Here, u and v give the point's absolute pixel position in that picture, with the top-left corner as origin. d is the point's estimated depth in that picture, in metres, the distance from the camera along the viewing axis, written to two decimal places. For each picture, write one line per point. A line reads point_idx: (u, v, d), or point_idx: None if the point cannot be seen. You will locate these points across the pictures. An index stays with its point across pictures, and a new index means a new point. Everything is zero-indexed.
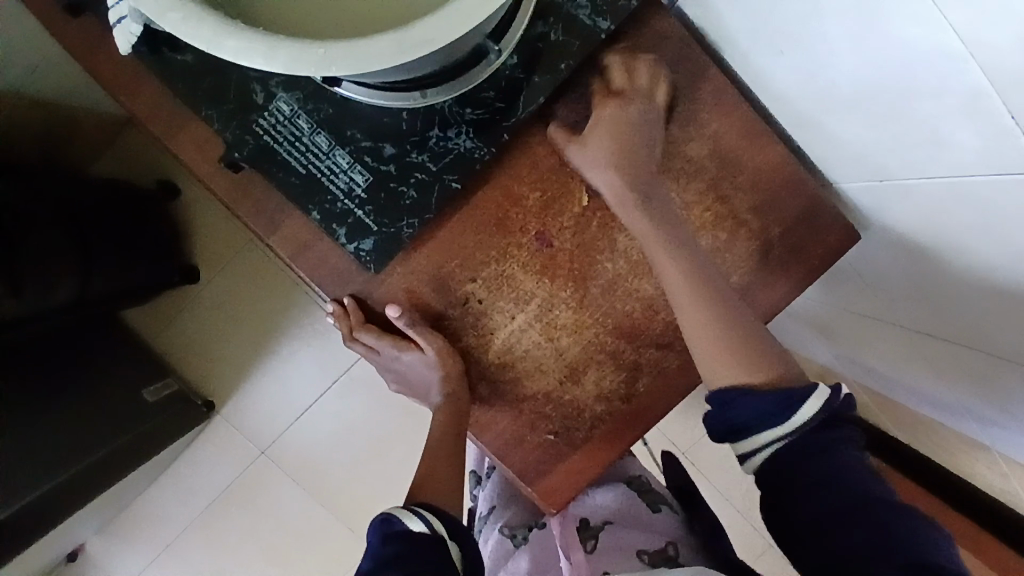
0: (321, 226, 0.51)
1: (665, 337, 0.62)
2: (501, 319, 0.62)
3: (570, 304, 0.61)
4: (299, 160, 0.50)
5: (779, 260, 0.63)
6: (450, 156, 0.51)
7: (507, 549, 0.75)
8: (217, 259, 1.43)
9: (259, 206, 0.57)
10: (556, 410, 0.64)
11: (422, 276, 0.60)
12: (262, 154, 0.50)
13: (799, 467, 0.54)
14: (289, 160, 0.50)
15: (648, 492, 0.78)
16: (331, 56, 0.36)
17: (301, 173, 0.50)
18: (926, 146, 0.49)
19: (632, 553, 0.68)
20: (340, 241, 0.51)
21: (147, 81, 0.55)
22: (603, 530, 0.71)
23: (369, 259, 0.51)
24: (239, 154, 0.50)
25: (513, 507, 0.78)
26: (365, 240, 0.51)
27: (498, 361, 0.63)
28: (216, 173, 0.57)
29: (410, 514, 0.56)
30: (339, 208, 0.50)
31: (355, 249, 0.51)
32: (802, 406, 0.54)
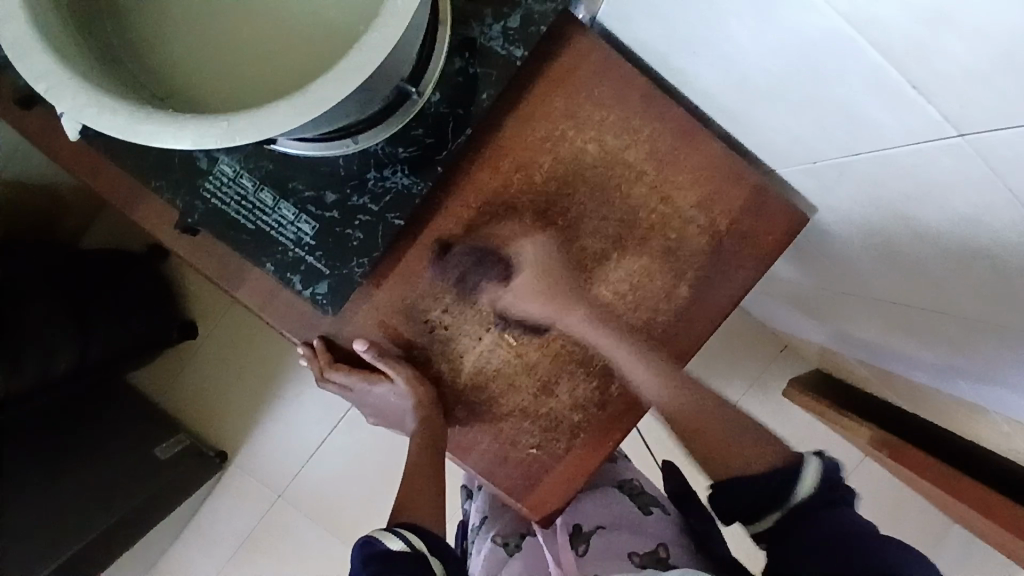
0: (277, 277, 0.53)
1: (630, 340, 0.64)
2: (468, 342, 0.63)
3: (533, 319, 0.63)
4: (247, 217, 0.52)
5: (731, 253, 0.64)
6: (390, 195, 0.53)
7: (500, 558, 0.76)
8: (212, 312, 1.47)
9: (221, 263, 0.60)
10: (535, 424, 0.65)
11: (387, 310, 0.62)
12: (211, 216, 0.52)
13: (806, 522, 0.59)
14: (238, 219, 0.52)
15: (638, 496, 0.81)
16: (236, 126, 0.39)
17: (251, 230, 0.53)
18: (849, 131, 0.52)
19: (624, 554, 0.71)
20: (297, 288, 0.53)
21: (103, 161, 0.58)
22: (595, 534, 0.74)
23: (326, 302, 0.53)
24: (191, 220, 0.53)
25: (503, 518, 0.80)
26: (320, 284, 0.53)
27: (471, 383, 0.64)
28: (177, 238, 0.59)
29: (391, 534, 0.57)
30: (291, 258, 0.53)
31: (312, 294, 0.53)
32: (794, 480, 0.62)
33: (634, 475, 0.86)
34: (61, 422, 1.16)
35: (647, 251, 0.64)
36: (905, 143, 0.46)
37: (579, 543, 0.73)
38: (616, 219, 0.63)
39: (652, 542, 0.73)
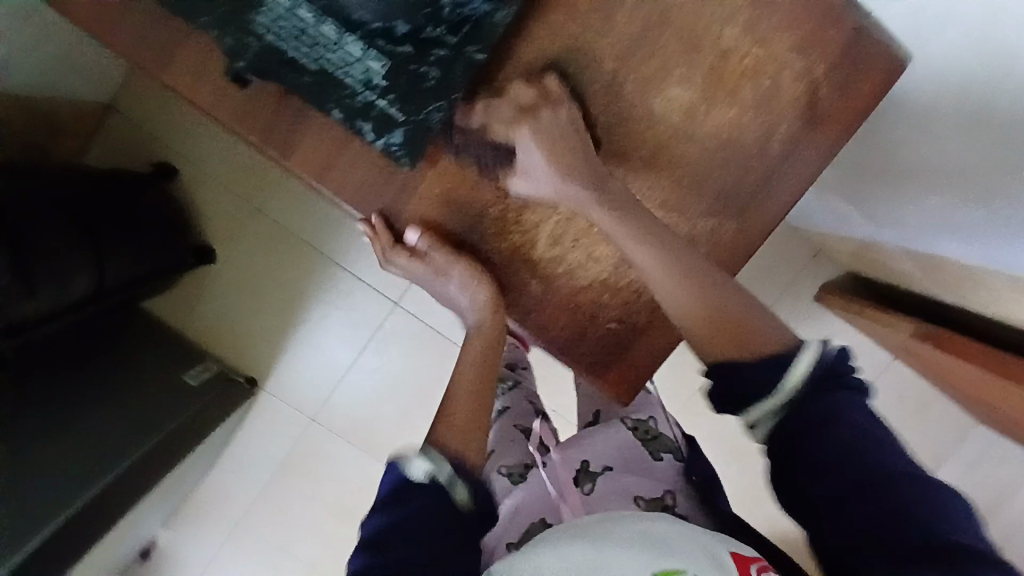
0: (345, 124, 0.50)
1: (718, 203, 0.59)
2: (543, 211, 0.59)
3: (614, 182, 0.58)
4: (309, 56, 0.48)
5: (827, 103, 0.59)
6: (468, 24, 0.48)
7: (504, 487, 0.74)
8: (228, 235, 1.40)
9: (275, 128, 0.55)
10: (615, 298, 0.61)
11: (454, 178, 0.57)
12: (266, 56, 0.48)
13: (810, 436, 0.48)
14: (299, 58, 0.48)
15: (651, 440, 0.76)
16: None
17: (313, 71, 0.48)
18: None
19: (629, 497, 0.67)
20: (369, 138, 0.50)
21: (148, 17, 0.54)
22: (602, 475, 0.70)
23: (402, 153, 0.50)
24: (240, 63, 0.48)
25: (512, 451, 0.79)
26: (394, 133, 0.49)
27: (548, 257, 0.60)
28: (224, 100, 0.55)
29: (421, 460, 0.49)
30: (360, 102, 0.49)
31: (385, 144, 0.50)
32: (796, 363, 0.49)
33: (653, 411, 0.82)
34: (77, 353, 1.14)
35: (739, 100, 0.58)
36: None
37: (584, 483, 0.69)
38: (706, 65, 0.57)
39: (658, 488, 0.68)
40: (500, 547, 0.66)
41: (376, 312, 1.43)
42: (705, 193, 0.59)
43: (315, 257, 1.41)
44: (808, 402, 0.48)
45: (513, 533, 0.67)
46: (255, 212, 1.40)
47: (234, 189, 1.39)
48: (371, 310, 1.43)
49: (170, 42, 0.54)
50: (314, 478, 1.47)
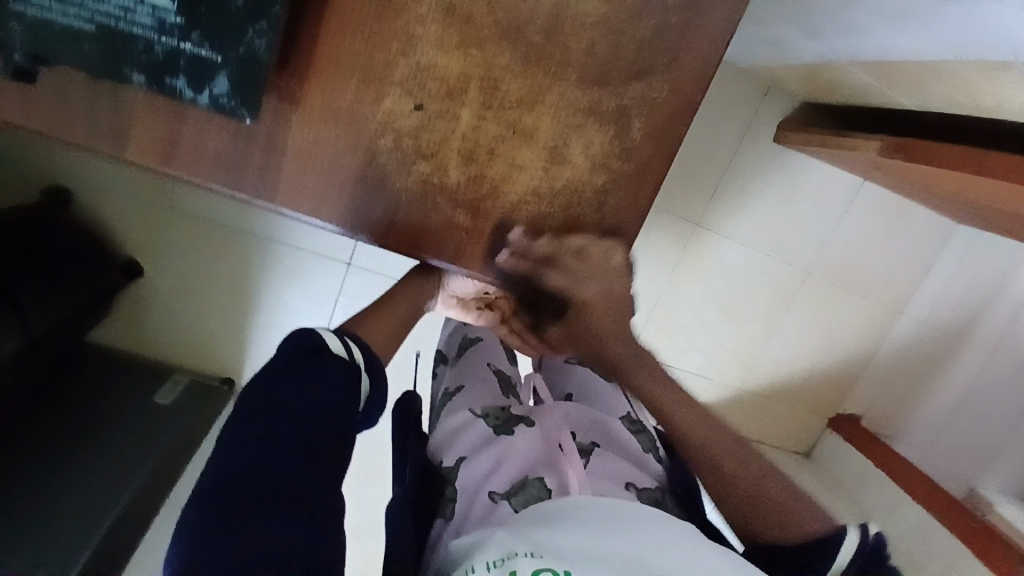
0: (155, 88, 0.43)
1: (640, 61, 0.50)
2: (446, 125, 0.49)
3: (514, 68, 0.48)
4: (81, 16, 0.40)
5: None
6: None
7: (484, 432, 0.67)
8: (146, 243, 1.27)
9: (92, 117, 0.46)
10: (555, 205, 0.53)
11: (323, 118, 0.47)
12: (37, 36, 0.41)
13: None
14: (72, 24, 0.41)
15: (639, 432, 0.71)
16: None
17: (92, 35, 0.41)
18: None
19: (620, 481, 0.61)
20: (189, 97, 0.43)
21: None
22: (593, 452, 0.65)
23: (235, 105, 0.43)
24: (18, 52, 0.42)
25: (486, 396, 0.74)
26: (216, 82, 0.42)
27: (468, 178, 0.51)
28: (25, 100, 0.45)
29: (337, 338, 0.57)
30: (161, 56, 0.41)
31: (212, 99, 0.43)
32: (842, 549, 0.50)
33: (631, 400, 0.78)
34: (37, 419, 1.08)
35: None
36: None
37: (581, 455, 0.63)
38: None
39: (650, 481, 0.64)
40: (480, 498, 0.59)
41: (333, 280, 1.33)
42: (626, 50, 0.50)
43: (246, 240, 1.29)
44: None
45: (499, 484, 0.60)
46: (167, 211, 1.26)
47: (130, 192, 1.24)
48: (326, 280, 1.33)
49: None
50: None
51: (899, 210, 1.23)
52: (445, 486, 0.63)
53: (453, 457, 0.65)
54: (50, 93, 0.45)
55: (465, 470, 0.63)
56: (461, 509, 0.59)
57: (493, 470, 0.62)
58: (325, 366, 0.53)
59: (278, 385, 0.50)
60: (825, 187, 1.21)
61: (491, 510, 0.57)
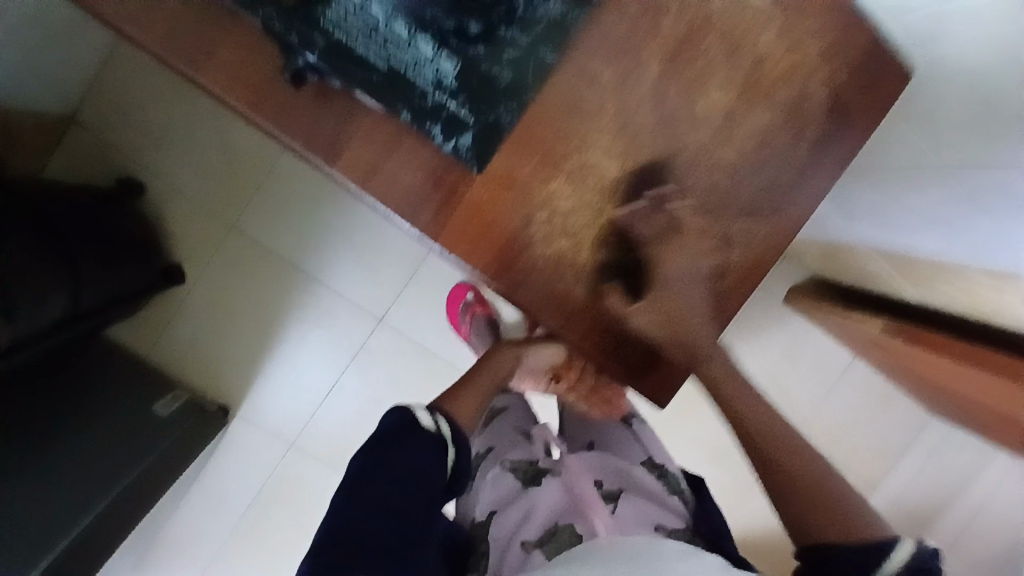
0: (414, 126, 0.52)
1: (753, 204, 0.61)
2: (590, 215, 0.58)
3: (656, 184, 0.59)
4: (378, 55, 0.50)
5: (850, 101, 0.61)
6: (542, 25, 0.53)
7: (513, 486, 0.71)
8: (198, 254, 1.32)
9: (314, 130, 0.52)
10: (658, 300, 0.62)
11: (500, 184, 0.56)
12: (338, 54, 0.49)
13: None
14: (366, 57, 0.50)
15: (663, 475, 0.76)
16: None
17: (382, 71, 0.50)
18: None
19: (648, 525, 0.66)
20: (438, 140, 0.53)
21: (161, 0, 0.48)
22: (620, 497, 0.69)
23: (471, 157, 0.54)
24: (310, 56, 0.49)
25: (516, 451, 0.78)
26: (464, 135, 0.53)
27: (595, 261, 0.60)
28: (259, 99, 0.51)
29: (428, 414, 0.59)
30: (431, 104, 0.51)
31: (455, 146, 0.53)
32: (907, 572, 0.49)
33: (646, 446, 0.82)
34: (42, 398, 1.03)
35: (773, 106, 0.59)
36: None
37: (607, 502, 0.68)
38: (744, 69, 0.57)
39: (677, 521, 0.68)
40: (513, 549, 0.64)
41: (356, 333, 1.37)
42: (743, 194, 0.61)
43: (292, 275, 1.34)
44: None
45: (530, 533, 0.64)
46: (228, 228, 1.32)
47: (201, 204, 1.30)
48: (350, 332, 1.37)
49: (208, 35, 0.49)
50: (285, 514, 1.39)
51: (878, 396, 1.33)
52: (477, 541, 0.67)
53: (484, 511, 0.69)
54: (286, 96, 0.51)
55: (497, 524, 0.67)
56: (496, 560, 0.64)
57: (524, 520, 0.66)
58: (420, 443, 0.56)
59: (382, 456, 0.54)
60: (819, 359, 1.32)
61: (525, 560, 0.62)
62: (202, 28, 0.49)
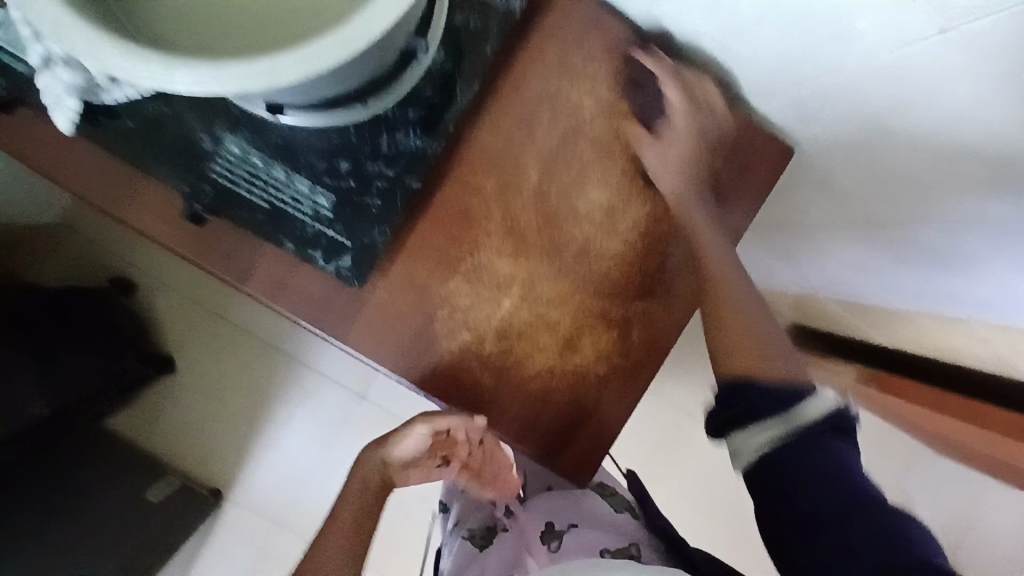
0: (299, 254, 0.57)
1: (645, 285, 0.65)
2: (489, 308, 0.63)
3: (550, 275, 0.64)
4: (262, 196, 0.55)
5: (730, 183, 0.65)
6: (407, 157, 0.56)
7: (468, 551, 0.75)
8: (188, 343, 1.39)
9: (227, 255, 0.58)
10: (563, 381, 0.65)
11: (399, 288, 0.61)
12: (223, 199, 0.55)
13: (804, 474, 0.50)
14: (252, 199, 0.55)
15: (611, 496, 0.79)
16: (277, 65, 0.36)
17: (265, 209, 0.55)
18: (836, 34, 0.49)
19: (596, 552, 0.67)
20: (320, 263, 0.57)
21: (88, 158, 0.56)
22: (567, 532, 0.71)
23: (352, 276, 0.58)
24: (198, 205, 0.55)
25: (470, 513, 0.80)
26: (343, 257, 0.57)
27: (498, 350, 0.64)
28: (179, 233, 0.58)
29: None
30: (310, 234, 0.56)
31: (336, 268, 0.57)
32: (810, 402, 0.52)
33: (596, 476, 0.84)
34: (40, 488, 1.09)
35: (653, 196, 0.64)
36: (891, 39, 0.46)
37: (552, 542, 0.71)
38: (619, 167, 0.63)
39: (624, 541, 0.70)
40: None
41: (340, 409, 1.41)
42: (635, 276, 0.65)
43: (276, 357, 1.41)
44: (806, 444, 0.51)
45: None
46: (214, 317, 1.40)
47: (188, 296, 1.39)
48: (333, 409, 1.41)
49: (132, 183, 0.56)
50: None
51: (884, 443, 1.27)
52: None
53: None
54: (198, 228, 0.57)
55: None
56: None
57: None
58: None
59: None
60: None
61: None
62: (119, 176, 0.56)
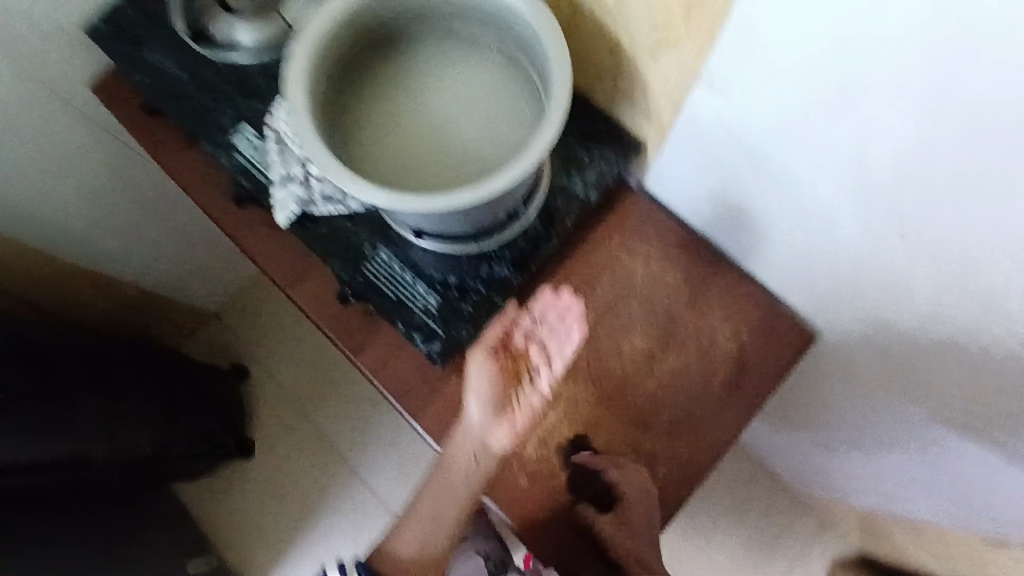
0: (405, 336, 0.72)
1: (672, 426, 0.76)
2: (536, 416, 0.76)
3: (590, 399, 0.76)
4: (392, 290, 0.72)
5: (754, 356, 0.77)
6: (498, 282, 0.74)
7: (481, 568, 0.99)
8: (269, 433, 1.56)
9: (351, 332, 0.78)
10: (588, 496, 0.74)
11: (469, 384, 0.76)
12: (365, 287, 0.72)
13: None
14: (384, 291, 0.72)
15: None
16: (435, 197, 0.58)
17: (393, 300, 0.72)
18: (831, 246, 0.65)
19: None
20: (418, 345, 0.71)
21: (278, 247, 0.79)
22: None
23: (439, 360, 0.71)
24: (348, 288, 0.73)
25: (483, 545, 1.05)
26: (435, 343, 0.71)
27: (537, 454, 0.75)
28: (322, 310, 0.78)
29: None
30: (418, 323, 0.72)
31: (428, 350, 0.71)
32: None
33: None
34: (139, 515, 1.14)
35: (685, 352, 0.77)
36: (871, 255, 0.61)
37: None
38: (658, 324, 0.78)
39: None
40: None
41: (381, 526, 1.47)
42: (663, 416, 0.76)
43: (338, 462, 1.53)
44: None
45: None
46: (298, 414, 1.57)
47: (283, 391, 1.59)
48: (375, 525, 1.48)
49: (302, 269, 0.79)
50: None
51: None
52: None
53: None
54: (338, 309, 0.78)
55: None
56: None
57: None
58: None
59: None
60: None
61: None
62: (303, 263, 0.79)
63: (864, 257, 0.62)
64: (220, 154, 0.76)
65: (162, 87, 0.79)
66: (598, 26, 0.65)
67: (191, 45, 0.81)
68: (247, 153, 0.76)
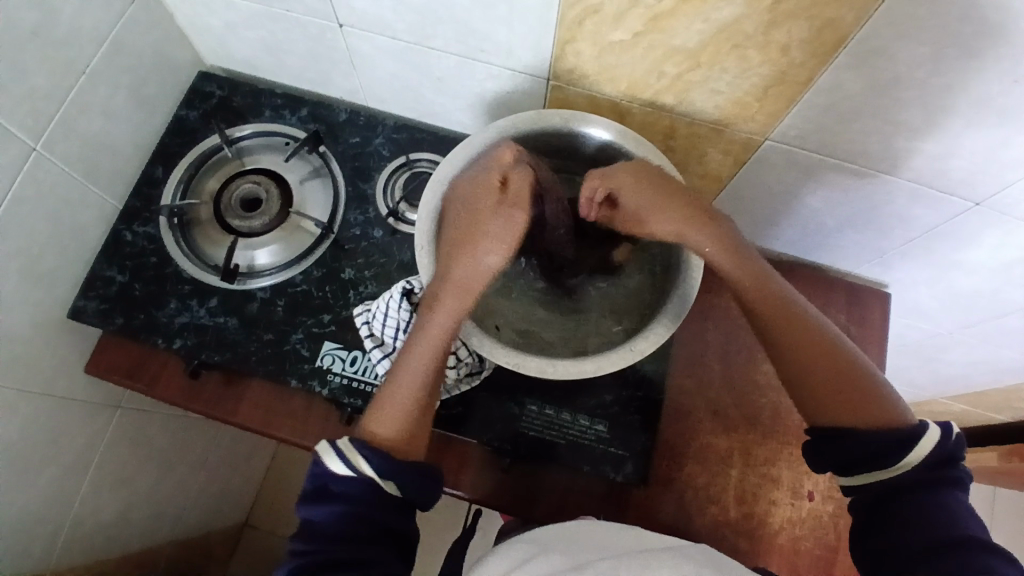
0: (594, 471, 0.72)
1: None
2: (721, 479, 0.75)
3: (757, 440, 0.77)
4: (559, 436, 0.73)
5: (859, 334, 0.78)
6: (644, 380, 0.76)
7: None
8: None
9: (522, 491, 0.73)
10: (804, 526, 0.74)
11: (654, 482, 0.74)
12: (534, 443, 0.72)
13: None
14: (552, 439, 0.73)
15: None
16: (637, 346, 0.59)
17: (563, 443, 0.73)
18: (900, 230, 0.72)
19: None
20: (609, 474, 0.72)
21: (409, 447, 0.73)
22: None
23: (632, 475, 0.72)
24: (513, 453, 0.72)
25: None
26: (625, 464, 0.72)
27: (744, 514, 0.73)
28: (478, 483, 0.73)
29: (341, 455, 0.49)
30: (599, 451, 0.72)
31: (621, 474, 0.72)
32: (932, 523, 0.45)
33: None
34: None
35: None
36: (943, 219, 0.68)
37: None
38: None
39: None
40: None
41: None
42: None
43: None
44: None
45: None
46: None
47: None
48: None
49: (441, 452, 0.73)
50: None
51: (1004, 499, 1.40)
52: None
53: None
54: (498, 476, 0.74)
55: None
56: None
57: None
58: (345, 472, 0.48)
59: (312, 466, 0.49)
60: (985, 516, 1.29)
61: None
62: (438, 452, 0.74)
63: (939, 226, 0.69)
64: (313, 382, 0.71)
65: (211, 342, 0.72)
66: (651, 123, 0.68)
67: (207, 281, 0.73)
68: (342, 370, 0.71)
